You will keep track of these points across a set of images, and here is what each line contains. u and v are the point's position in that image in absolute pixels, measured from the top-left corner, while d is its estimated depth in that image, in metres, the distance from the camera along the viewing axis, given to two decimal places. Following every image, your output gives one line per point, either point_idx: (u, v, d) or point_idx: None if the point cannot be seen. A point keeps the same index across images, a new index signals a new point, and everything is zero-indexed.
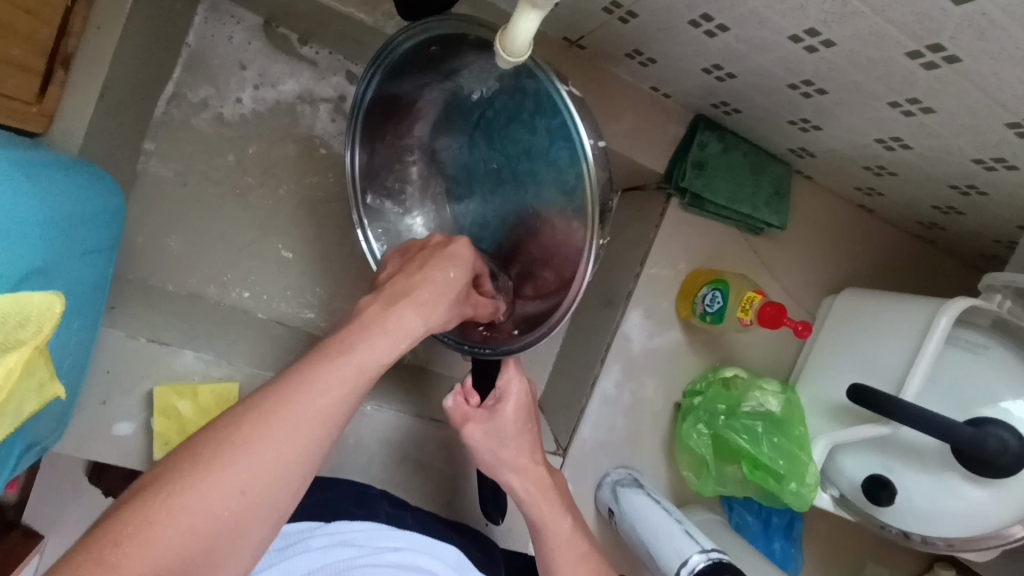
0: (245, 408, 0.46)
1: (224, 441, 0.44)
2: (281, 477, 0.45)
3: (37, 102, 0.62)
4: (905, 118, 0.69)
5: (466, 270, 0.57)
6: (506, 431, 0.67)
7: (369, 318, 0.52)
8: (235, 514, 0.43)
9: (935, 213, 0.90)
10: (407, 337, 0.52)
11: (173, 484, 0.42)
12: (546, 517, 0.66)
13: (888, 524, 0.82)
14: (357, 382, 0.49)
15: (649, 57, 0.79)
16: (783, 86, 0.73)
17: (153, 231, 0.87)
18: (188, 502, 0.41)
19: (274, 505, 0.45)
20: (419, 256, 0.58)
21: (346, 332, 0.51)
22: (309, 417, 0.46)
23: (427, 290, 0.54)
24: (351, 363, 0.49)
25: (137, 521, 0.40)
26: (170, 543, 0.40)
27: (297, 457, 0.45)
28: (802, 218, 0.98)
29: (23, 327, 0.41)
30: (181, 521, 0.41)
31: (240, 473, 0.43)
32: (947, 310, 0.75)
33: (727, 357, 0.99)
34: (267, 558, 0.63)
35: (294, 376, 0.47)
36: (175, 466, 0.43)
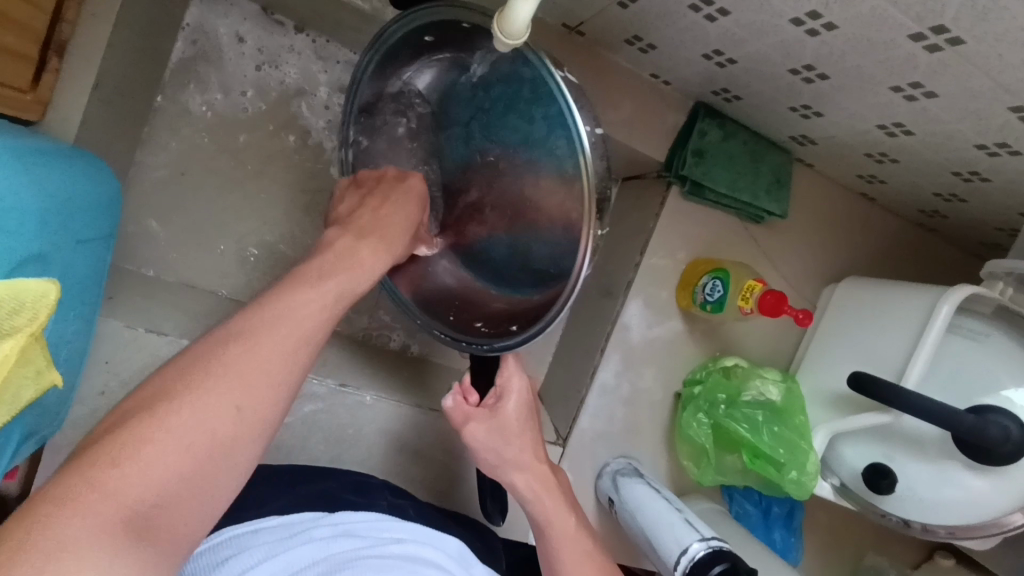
0: (224, 330, 0.45)
1: (211, 361, 0.42)
2: (273, 395, 0.44)
3: (31, 89, 0.61)
4: (906, 103, 0.68)
5: (422, 207, 0.62)
6: (507, 429, 0.67)
7: (340, 246, 0.54)
8: (230, 434, 0.41)
9: (936, 201, 0.90)
10: (377, 264, 0.55)
11: (159, 406, 0.39)
12: (551, 512, 0.65)
13: (889, 512, 0.82)
14: (337, 304, 0.50)
15: (648, 43, 0.78)
16: (784, 72, 0.72)
17: (151, 222, 0.86)
18: (180, 420, 0.39)
19: (251, 438, 0.43)
20: (378, 188, 0.61)
21: (318, 261, 0.52)
22: (295, 334, 0.46)
23: (393, 223, 0.58)
24: (330, 287, 0.50)
25: (125, 444, 0.37)
26: (164, 465, 0.38)
27: (272, 387, 0.44)
28: (803, 206, 0.98)
29: (17, 313, 0.41)
30: (172, 442, 0.39)
31: (234, 390, 0.42)
32: (949, 298, 0.75)
33: (727, 346, 0.99)
34: (267, 551, 0.59)
35: (275, 299, 0.47)
36: (156, 392, 0.40)
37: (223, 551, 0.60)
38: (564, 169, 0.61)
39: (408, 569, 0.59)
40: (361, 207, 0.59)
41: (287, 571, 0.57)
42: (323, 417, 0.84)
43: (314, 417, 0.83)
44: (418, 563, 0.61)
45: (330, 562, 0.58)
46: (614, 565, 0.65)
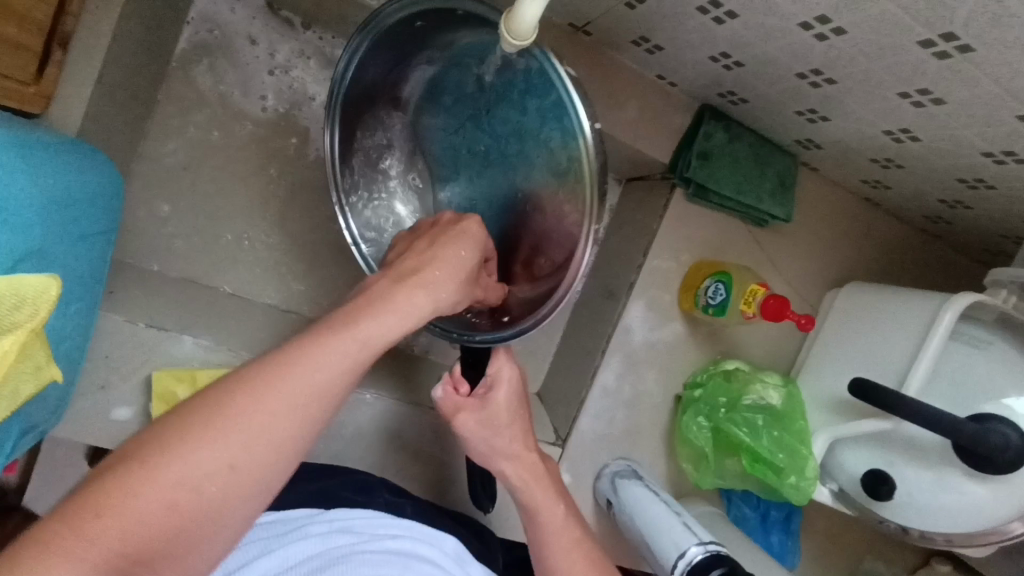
0: (238, 379, 0.43)
1: (216, 411, 0.41)
2: (276, 454, 0.43)
3: (34, 82, 0.61)
4: (914, 109, 0.68)
5: (476, 250, 0.59)
6: (499, 419, 0.65)
7: (375, 293, 0.52)
8: (222, 493, 0.41)
9: (941, 207, 0.89)
10: (415, 316, 0.52)
11: (156, 457, 0.39)
12: (541, 502, 0.65)
13: (888, 518, 0.82)
14: (359, 358, 0.48)
15: (655, 44, 0.78)
16: (791, 76, 0.71)
17: (153, 216, 0.86)
18: (180, 476, 0.39)
19: (248, 498, 0.42)
20: (433, 233, 0.60)
21: (351, 307, 0.50)
22: (304, 392, 0.44)
23: (438, 267, 0.55)
24: (354, 339, 0.48)
25: (117, 491, 0.37)
26: (152, 519, 0.38)
27: (277, 446, 0.43)
28: (807, 210, 0.97)
29: (17, 310, 0.40)
30: (162, 496, 0.39)
31: (236, 443, 0.41)
32: (951, 305, 0.75)
33: (728, 350, 0.99)
34: (263, 546, 0.60)
35: (291, 350, 0.45)
36: (159, 435, 0.40)
37: None
38: (564, 166, 0.63)
39: (401, 564, 0.59)
40: (408, 254, 0.57)
41: (282, 567, 0.58)
42: None
43: None
44: (412, 559, 0.61)
45: (324, 557, 0.58)
46: (608, 561, 0.65)
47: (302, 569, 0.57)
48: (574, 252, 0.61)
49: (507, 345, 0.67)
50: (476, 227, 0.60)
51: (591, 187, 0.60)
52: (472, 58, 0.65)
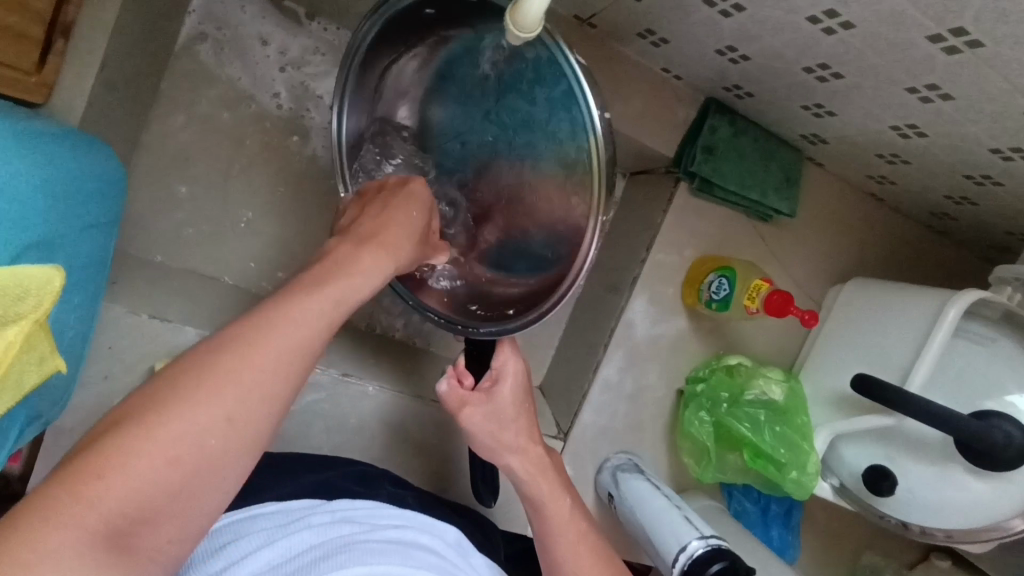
0: (219, 341, 0.43)
1: (204, 372, 0.41)
2: (263, 408, 0.43)
3: (36, 72, 0.60)
4: (922, 104, 0.67)
5: (425, 212, 0.58)
6: (505, 412, 0.66)
7: (339, 256, 0.51)
8: (220, 447, 0.40)
9: (947, 203, 0.89)
10: (381, 273, 0.52)
11: (148, 419, 0.39)
12: (546, 495, 0.65)
13: (888, 514, 0.82)
14: (336, 314, 0.48)
15: (661, 37, 0.77)
16: (797, 70, 0.71)
17: (155, 207, 0.86)
18: (169, 435, 0.39)
19: (239, 454, 0.42)
20: (379, 199, 0.57)
21: (319, 270, 0.50)
22: (289, 345, 0.44)
23: (389, 230, 0.54)
24: (327, 295, 0.48)
25: (112, 453, 0.37)
26: (151, 477, 0.38)
27: (263, 402, 0.43)
28: (811, 205, 0.97)
29: (21, 301, 0.40)
30: (160, 453, 0.38)
31: (225, 401, 0.41)
32: (955, 302, 0.75)
33: (731, 345, 0.99)
34: (267, 536, 0.60)
35: (269, 309, 0.45)
36: (147, 399, 0.40)
37: (223, 536, 0.61)
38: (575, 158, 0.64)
39: (402, 552, 0.59)
40: (362, 218, 0.56)
41: (285, 556, 0.58)
42: (324, 406, 0.84)
43: (316, 406, 0.83)
44: (414, 547, 0.61)
45: (325, 547, 0.58)
46: (614, 552, 0.65)
47: (304, 558, 0.57)
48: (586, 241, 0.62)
49: (511, 338, 0.68)
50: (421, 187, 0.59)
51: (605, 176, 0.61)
52: (480, 46, 0.65)
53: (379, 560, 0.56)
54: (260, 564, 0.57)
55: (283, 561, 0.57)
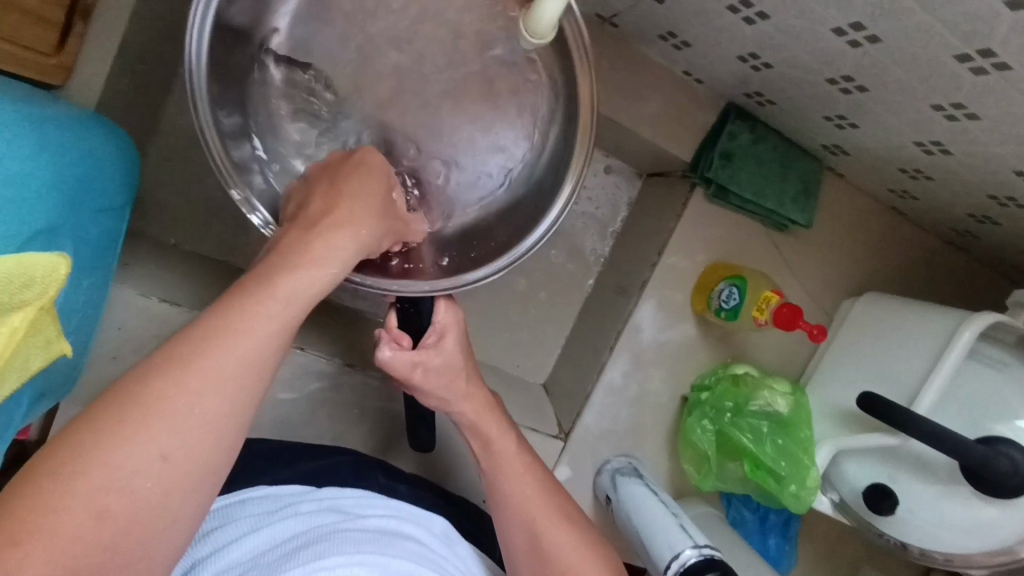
0: (148, 367, 0.42)
1: (131, 404, 0.41)
2: (209, 436, 0.43)
3: (55, 53, 0.62)
4: (947, 122, 0.65)
5: (383, 178, 0.57)
6: (453, 365, 0.63)
7: (281, 249, 0.50)
8: (159, 486, 0.41)
9: (969, 221, 0.87)
10: (337, 261, 0.50)
11: (69, 468, 0.38)
12: (494, 432, 0.66)
13: (887, 533, 0.81)
14: (283, 318, 0.47)
15: (683, 40, 0.76)
16: (821, 81, 0.69)
17: (171, 189, 0.88)
18: (102, 481, 0.39)
19: (189, 485, 0.42)
20: (337, 169, 0.56)
21: (262, 270, 0.48)
22: (224, 364, 0.44)
23: (346, 212, 0.52)
24: (274, 299, 0.46)
25: (33, 512, 0.37)
26: (81, 532, 0.38)
27: (206, 427, 0.42)
28: (829, 216, 0.95)
29: (27, 287, 0.41)
30: (87, 504, 0.38)
31: (161, 436, 0.41)
32: (971, 323, 0.73)
33: (739, 354, 0.98)
34: (253, 522, 0.61)
35: (207, 324, 0.44)
36: (66, 443, 0.39)
37: (214, 520, 0.63)
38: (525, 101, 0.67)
39: (384, 541, 0.60)
40: (314, 198, 0.54)
41: (270, 542, 0.59)
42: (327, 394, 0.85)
43: (321, 396, 0.85)
44: (397, 536, 0.62)
45: (310, 533, 0.59)
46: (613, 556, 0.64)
47: (288, 545, 0.58)
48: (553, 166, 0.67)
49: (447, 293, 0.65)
50: (376, 157, 0.58)
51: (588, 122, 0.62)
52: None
53: (360, 549, 0.57)
54: (245, 550, 0.58)
55: (267, 547, 0.58)
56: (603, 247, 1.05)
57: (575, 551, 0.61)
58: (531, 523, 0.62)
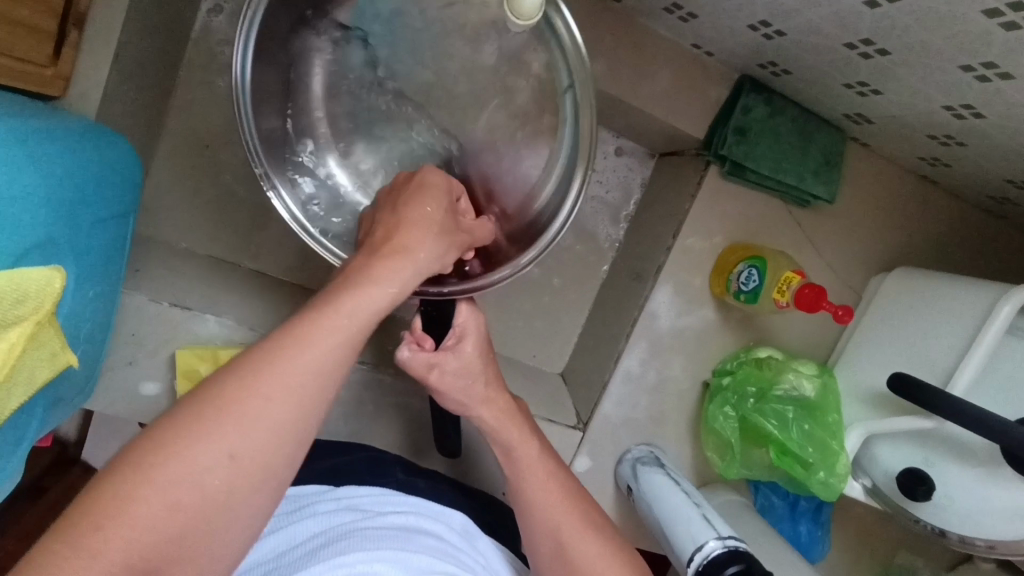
0: (228, 370, 0.43)
1: (209, 406, 0.41)
2: (276, 443, 0.42)
3: (51, 64, 0.61)
4: (978, 83, 0.61)
5: (447, 195, 0.55)
6: (472, 368, 0.62)
7: (354, 267, 0.50)
8: (228, 485, 0.41)
9: (1008, 187, 0.81)
10: (401, 282, 0.49)
11: (149, 460, 0.39)
12: (515, 441, 0.64)
13: (922, 518, 0.77)
14: (350, 334, 0.46)
15: (689, 12, 0.73)
16: (838, 46, 0.65)
17: (179, 193, 0.88)
18: (174, 477, 0.39)
19: (253, 490, 0.42)
20: (393, 198, 0.55)
21: (335, 285, 0.48)
22: (297, 374, 0.43)
23: (411, 234, 0.51)
24: (342, 314, 0.46)
25: (114, 497, 0.37)
26: (153, 524, 0.38)
27: (273, 435, 0.42)
28: (853, 188, 0.91)
29: (21, 303, 0.41)
30: (161, 496, 0.38)
31: (232, 437, 0.41)
32: (1010, 298, 0.69)
33: (761, 336, 0.94)
34: (274, 523, 0.62)
35: (281, 333, 0.45)
36: (151, 438, 0.40)
37: None
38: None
39: (403, 537, 0.60)
40: (380, 223, 0.54)
41: (288, 545, 0.59)
42: (341, 391, 0.85)
43: (335, 393, 0.85)
44: (415, 532, 0.62)
45: (329, 533, 0.59)
46: (633, 554, 0.62)
47: (307, 545, 0.58)
48: (567, 157, 0.63)
49: (469, 298, 0.63)
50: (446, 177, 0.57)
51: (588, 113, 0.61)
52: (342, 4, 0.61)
53: (380, 546, 0.57)
54: (267, 550, 0.59)
55: (287, 548, 0.58)
56: (616, 232, 1.03)
57: (597, 559, 0.59)
58: (556, 531, 0.61)
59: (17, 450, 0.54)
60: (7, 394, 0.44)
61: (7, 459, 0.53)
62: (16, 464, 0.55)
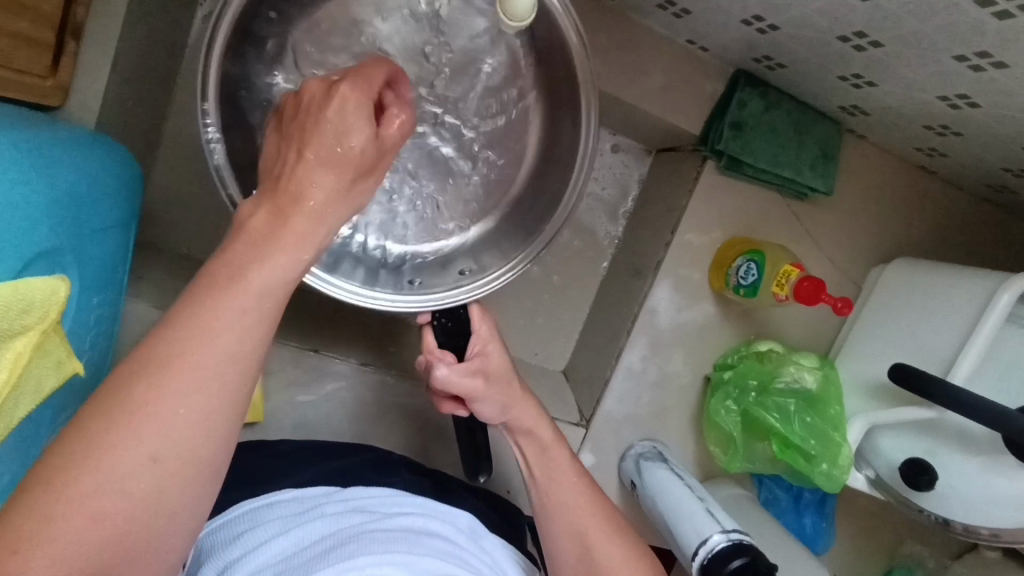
0: (128, 367, 0.39)
1: (115, 410, 0.38)
2: (203, 435, 0.40)
3: (51, 75, 0.62)
4: (973, 73, 0.61)
5: (366, 120, 0.45)
6: (507, 372, 0.64)
7: (255, 228, 0.43)
8: (156, 485, 0.38)
9: (1005, 175, 0.81)
10: (313, 243, 0.44)
11: (60, 475, 0.36)
12: (550, 439, 0.65)
13: (926, 509, 0.78)
14: (263, 309, 0.42)
15: (682, 8, 0.73)
16: (832, 39, 0.65)
17: (180, 200, 0.89)
18: (93, 488, 0.36)
19: (186, 484, 0.40)
20: (306, 122, 0.45)
21: (234, 254, 0.42)
22: (208, 360, 0.40)
23: (314, 171, 0.44)
24: (249, 290, 0.41)
25: (29, 520, 0.35)
26: (81, 537, 0.36)
27: (195, 428, 0.39)
28: (851, 179, 0.91)
29: (26, 313, 0.41)
30: (84, 509, 0.36)
31: (150, 439, 0.38)
32: (1010, 287, 0.69)
33: (762, 330, 0.94)
34: (281, 525, 0.62)
35: (181, 318, 0.40)
36: (55, 451, 0.36)
37: (240, 525, 0.63)
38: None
39: (410, 539, 0.60)
40: (294, 164, 0.44)
41: (297, 547, 0.59)
42: (345, 393, 0.86)
43: (339, 395, 0.86)
44: (421, 534, 0.62)
45: (337, 536, 0.59)
46: (650, 554, 0.63)
47: (315, 548, 0.58)
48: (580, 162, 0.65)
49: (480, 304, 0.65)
50: (384, 70, 0.50)
51: (591, 96, 0.64)
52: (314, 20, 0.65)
53: (387, 549, 0.57)
54: (273, 553, 0.59)
55: (295, 550, 0.58)
56: (616, 229, 1.03)
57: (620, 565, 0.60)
58: (581, 534, 0.61)
59: (27, 457, 0.55)
60: (15, 403, 0.44)
61: (18, 467, 0.53)
62: None
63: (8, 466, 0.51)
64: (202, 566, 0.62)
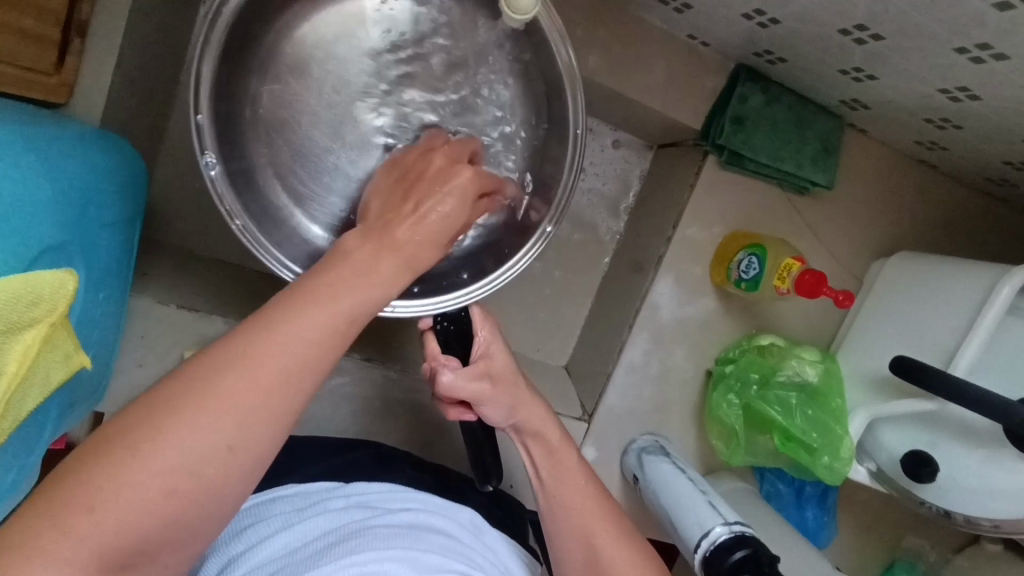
0: (216, 356, 0.42)
1: (201, 392, 0.40)
2: (271, 434, 0.42)
3: (56, 72, 0.62)
4: (973, 65, 0.61)
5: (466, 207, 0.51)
6: (511, 376, 0.64)
7: (352, 255, 0.47)
8: (222, 472, 0.41)
9: (1006, 168, 0.82)
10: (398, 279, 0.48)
11: (142, 442, 0.39)
12: (556, 440, 0.66)
13: (928, 500, 0.78)
14: (346, 327, 0.45)
15: (682, 2, 0.73)
16: (832, 32, 0.65)
17: (183, 197, 0.89)
18: (167, 463, 0.39)
19: (245, 476, 0.42)
20: (418, 185, 0.51)
21: (332, 272, 0.46)
22: (289, 366, 0.43)
23: (416, 230, 0.48)
24: (338, 309, 0.44)
25: (106, 480, 0.38)
26: (149, 506, 0.39)
27: (267, 427, 0.42)
28: (851, 174, 0.91)
29: (35, 306, 0.42)
30: (156, 480, 0.39)
31: (227, 429, 0.40)
32: (1010, 279, 0.69)
33: (763, 324, 0.95)
34: (284, 520, 0.62)
35: (273, 321, 0.43)
36: (142, 419, 0.39)
37: (245, 520, 0.64)
38: (549, 87, 0.67)
39: (413, 535, 0.61)
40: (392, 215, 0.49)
41: (300, 542, 0.60)
42: (349, 389, 0.86)
43: (342, 390, 0.86)
44: (424, 530, 0.62)
45: (341, 531, 0.60)
46: (649, 549, 0.63)
47: (318, 544, 0.59)
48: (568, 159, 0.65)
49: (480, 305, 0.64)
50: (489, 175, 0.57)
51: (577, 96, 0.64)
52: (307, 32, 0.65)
53: (390, 544, 0.58)
54: (277, 548, 0.59)
55: (300, 545, 0.59)
56: (617, 225, 1.04)
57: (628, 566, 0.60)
58: (582, 528, 0.62)
59: (35, 450, 0.55)
60: (24, 394, 0.45)
61: (25, 460, 0.54)
62: (33, 465, 0.56)
63: (16, 459, 0.51)
64: (207, 561, 0.63)
